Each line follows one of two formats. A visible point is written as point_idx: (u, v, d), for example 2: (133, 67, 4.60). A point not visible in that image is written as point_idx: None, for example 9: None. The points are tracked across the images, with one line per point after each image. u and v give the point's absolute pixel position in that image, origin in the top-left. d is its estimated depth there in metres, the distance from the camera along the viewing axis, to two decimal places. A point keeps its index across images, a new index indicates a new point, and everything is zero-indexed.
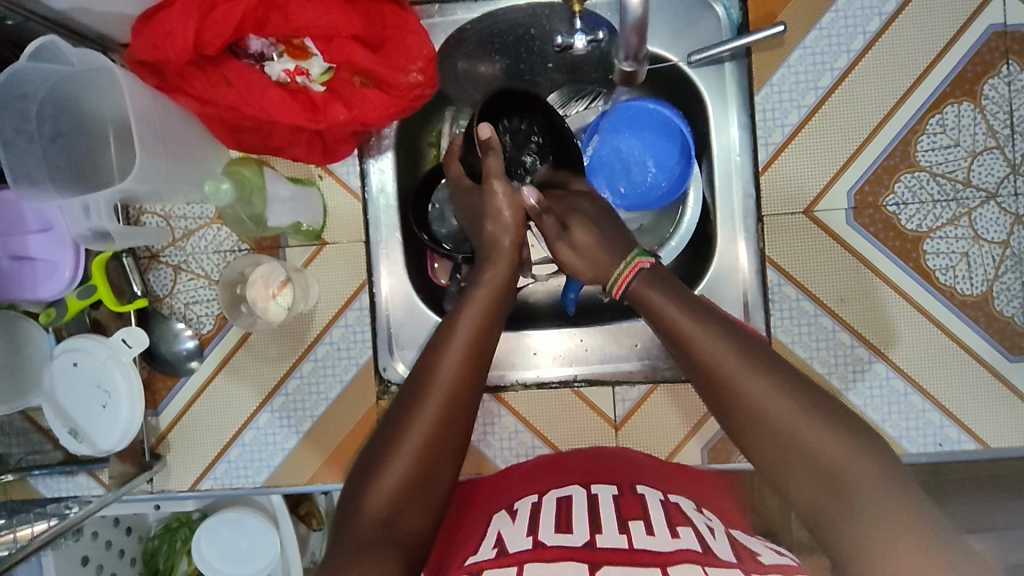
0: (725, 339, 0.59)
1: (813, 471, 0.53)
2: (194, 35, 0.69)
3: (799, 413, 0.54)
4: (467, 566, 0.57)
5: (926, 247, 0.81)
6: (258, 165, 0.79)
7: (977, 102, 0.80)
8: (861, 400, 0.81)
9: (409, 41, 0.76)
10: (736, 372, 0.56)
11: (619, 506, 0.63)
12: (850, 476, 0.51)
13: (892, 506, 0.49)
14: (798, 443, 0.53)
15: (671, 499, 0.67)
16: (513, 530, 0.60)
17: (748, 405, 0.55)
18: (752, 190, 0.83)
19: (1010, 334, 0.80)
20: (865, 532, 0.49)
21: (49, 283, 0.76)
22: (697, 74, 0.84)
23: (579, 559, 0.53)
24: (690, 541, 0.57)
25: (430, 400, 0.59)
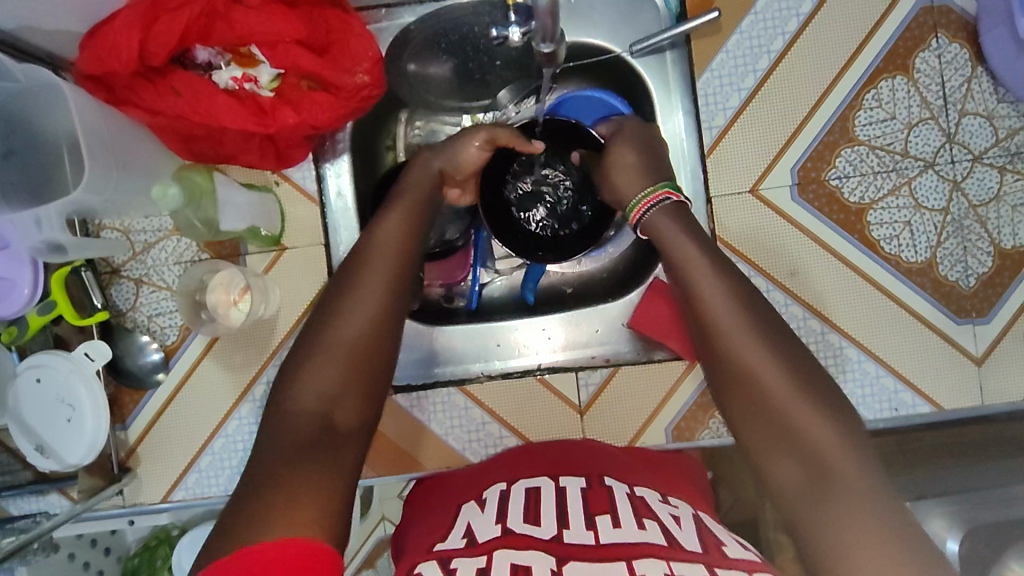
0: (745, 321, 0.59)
1: (798, 456, 0.53)
2: (138, 46, 0.70)
3: (801, 403, 0.55)
4: (433, 552, 0.58)
5: (870, 218, 0.83)
6: (209, 171, 0.79)
7: (909, 76, 0.83)
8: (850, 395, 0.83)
9: (354, 45, 0.78)
10: (746, 350, 0.57)
11: (587, 501, 0.64)
12: (827, 457, 0.53)
13: (864, 508, 0.50)
14: (786, 427, 0.54)
15: (637, 492, 0.67)
16: (483, 518, 0.61)
17: (754, 382, 0.56)
18: (699, 172, 0.85)
19: (956, 297, 0.82)
20: (838, 530, 0.50)
21: (6, 302, 0.75)
22: (641, 64, 0.87)
23: (547, 552, 0.55)
24: (656, 533, 0.58)
25: (346, 324, 0.58)
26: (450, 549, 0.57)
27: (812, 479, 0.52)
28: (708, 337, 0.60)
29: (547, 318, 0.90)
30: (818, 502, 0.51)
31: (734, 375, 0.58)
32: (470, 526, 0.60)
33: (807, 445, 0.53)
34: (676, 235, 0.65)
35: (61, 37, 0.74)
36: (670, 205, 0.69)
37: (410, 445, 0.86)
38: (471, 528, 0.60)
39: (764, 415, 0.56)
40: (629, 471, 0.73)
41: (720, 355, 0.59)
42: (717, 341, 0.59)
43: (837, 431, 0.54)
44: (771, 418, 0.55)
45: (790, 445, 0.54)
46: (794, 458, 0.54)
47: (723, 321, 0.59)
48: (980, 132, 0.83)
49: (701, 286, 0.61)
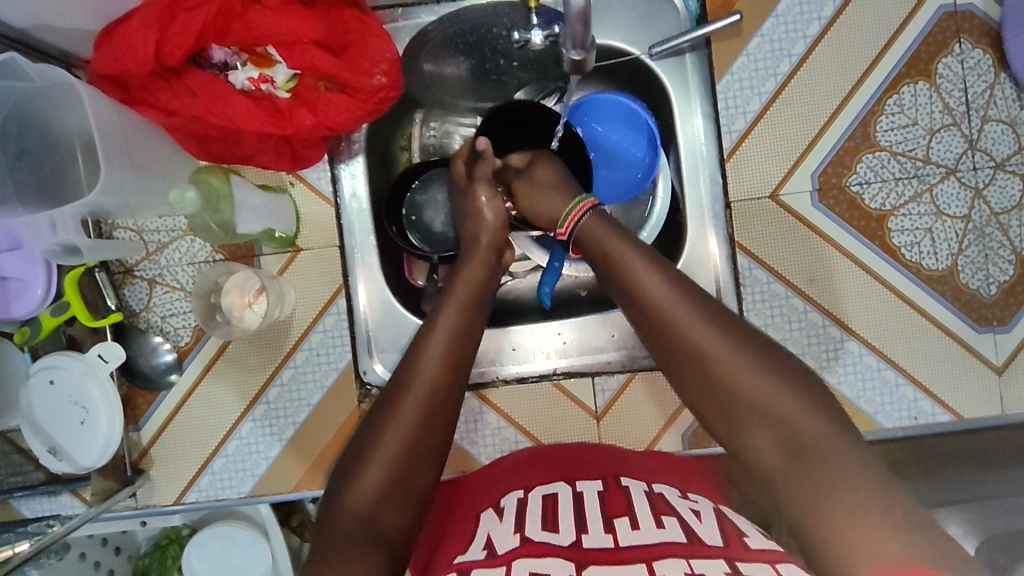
0: (682, 301, 0.61)
1: (765, 424, 0.55)
2: (155, 46, 0.69)
3: (752, 370, 0.56)
4: (455, 566, 0.57)
5: (891, 225, 0.82)
6: (225, 172, 0.78)
7: (932, 81, 0.82)
8: (853, 392, 0.82)
9: (373, 46, 0.77)
10: (693, 330, 0.59)
11: (604, 503, 0.63)
12: (813, 441, 0.53)
13: (852, 482, 0.50)
14: (769, 415, 0.55)
15: (656, 489, 0.67)
16: (501, 528, 0.61)
17: (705, 359, 0.58)
18: (719, 177, 0.84)
19: (977, 306, 0.82)
20: (830, 508, 0.50)
21: (21, 302, 0.75)
22: (659, 66, 0.85)
23: (567, 559, 0.54)
24: (674, 531, 0.57)
25: (412, 390, 0.60)
26: (470, 561, 0.56)
27: (784, 450, 0.54)
28: (649, 324, 0.62)
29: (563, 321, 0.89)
30: (793, 471, 0.53)
31: (684, 357, 0.59)
32: (489, 536, 0.60)
33: (769, 412, 0.55)
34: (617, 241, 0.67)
35: (76, 36, 0.74)
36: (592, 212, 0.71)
37: None
38: (491, 539, 0.59)
39: (720, 390, 0.57)
40: (644, 472, 0.72)
41: (668, 339, 0.60)
42: (662, 324, 0.61)
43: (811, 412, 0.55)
44: (729, 393, 0.57)
45: (755, 415, 0.55)
46: (760, 427, 0.55)
47: (665, 305, 0.61)
48: (1003, 139, 0.82)
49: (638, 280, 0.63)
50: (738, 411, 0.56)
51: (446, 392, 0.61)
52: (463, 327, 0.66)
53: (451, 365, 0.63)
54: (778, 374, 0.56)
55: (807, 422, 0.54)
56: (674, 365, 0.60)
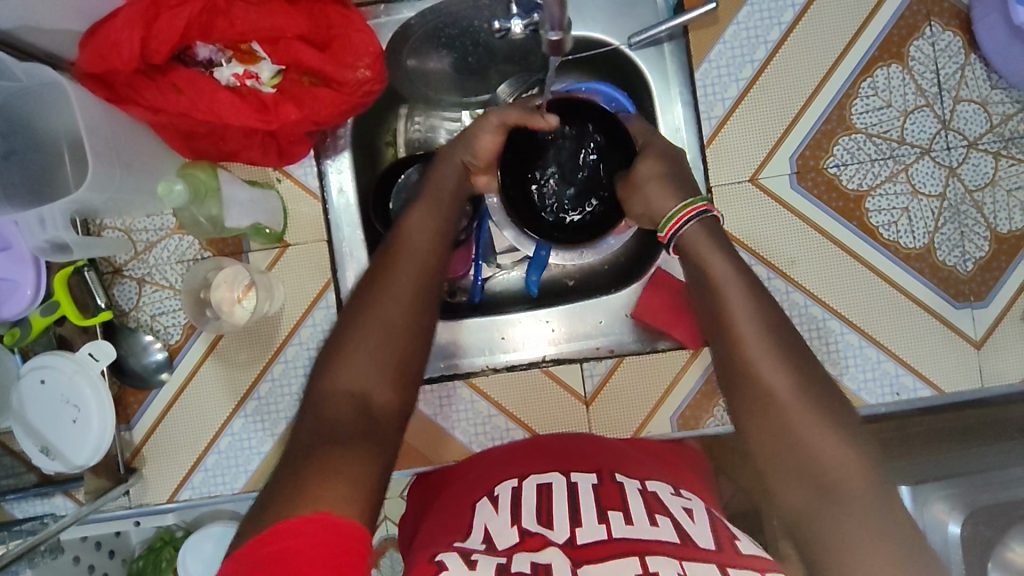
0: (758, 330, 0.56)
1: (803, 472, 0.51)
2: (140, 44, 0.69)
3: (806, 416, 0.52)
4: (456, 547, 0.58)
5: (868, 205, 0.84)
6: (212, 168, 0.78)
7: (904, 64, 0.84)
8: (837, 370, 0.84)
9: (355, 40, 0.77)
10: (758, 360, 0.54)
11: (599, 497, 0.63)
12: (835, 475, 0.50)
13: (869, 523, 0.48)
14: (796, 437, 0.52)
15: (649, 488, 0.67)
16: (498, 519, 0.61)
17: (764, 397, 0.54)
18: (700, 163, 0.86)
19: (954, 282, 0.84)
20: (840, 540, 0.49)
21: (11, 302, 0.76)
22: (639, 56, 0.87)
23: (564, 554, 0.55)
24: (668, 530, 0.58)
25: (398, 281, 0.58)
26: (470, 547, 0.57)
27: (820, 496, 0.50)
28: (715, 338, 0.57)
29: (550, 309, 0.90)
30: (826, 518, 0.50)
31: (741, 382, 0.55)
32: (486, 527, 0.60)
33: (813, 461, 0.51)
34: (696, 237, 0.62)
35: (61, 37, 0.75)
36: (708, 218, 0.64)
37: (417, 439, 0.87)
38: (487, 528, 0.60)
39: (768, 427, 0.53)
40: (639, 467, 0.72)
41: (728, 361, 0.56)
42: (729, 346, 0.56)
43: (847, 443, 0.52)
44: (775, 429, 0.53)
45: (798, 460, 0.52)
46: (801, 474, 0.51)
47: (739, 326, 0.56)
48: (975, 118, 0.84)
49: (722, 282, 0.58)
50: (783, 453, 0.52)
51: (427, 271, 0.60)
52: (430, 227, 0.64)
53: (431, 246, 0.62)
54: (834, 424, 0.52)
55: (851, 477, 0.50)
56: (733, 379, 0.56)
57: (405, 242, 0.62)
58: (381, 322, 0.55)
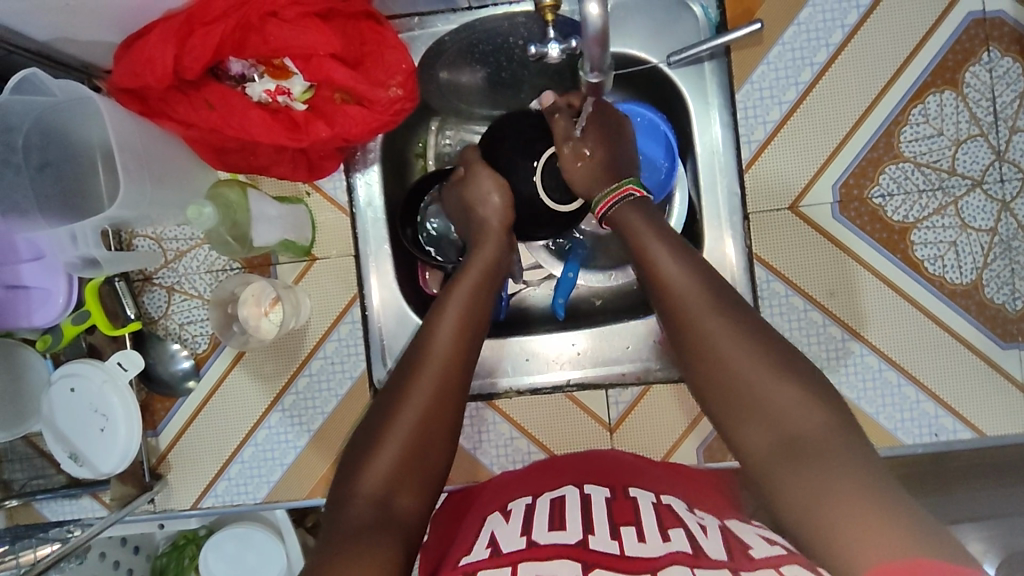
0: (702, 294, 0.61)
1: (764, 423, 0.55)
2: (173, 60, 0.69)
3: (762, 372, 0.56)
4: (461, 566, 0.56)
5: (914, 237, 0.81)
6: (242, 188, 0.77)
7: (958, 90, 0.80)
8: (872, 407, 0.81)
9: (388, 57, 0.75)
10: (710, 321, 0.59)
11: (611, 511, 0.61)
12: (808, 438, 0.53)
13: (843, 475, 0.51)
14: (758, 402, 0.55)
15: (663, 500, 0.66)
16: (507, 530, 0.60)
17: (713, 356, 0.58)
18: (737, 186, 0.83)
19: (1002, 321, 0.80)
20: (822, 498, 0.50)
21: (43, 311, 0.77)
22: (677, 74, 0.84)
23: (573, 559, 0.52)
24: (681, 543, 0.54)
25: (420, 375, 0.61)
26: (475, 561, 0.55)
27: (781, 446, 0.54)
28: (664, 318, 0.62)
29: (578, 334, 0.88)
30: (796, 473, 0.52)
31: (691, 349, 0.60)
32: (494, 536, 0.59)
33: (776, 414, 0.55)
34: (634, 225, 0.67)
35: (98, 48, 0.76)
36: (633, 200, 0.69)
37: None
38: (497, 538, 0.58)
39: (729, 394, 0.57)
40: (654, 482, 0.71)
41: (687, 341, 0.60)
42: (679, 318, 0.61)
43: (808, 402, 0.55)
44: (734, 392, 0.56)
45: (758, 410, 0.55)
46: (761, 425, 0.55)
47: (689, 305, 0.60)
48: None
49: (665, 265, 0.63)
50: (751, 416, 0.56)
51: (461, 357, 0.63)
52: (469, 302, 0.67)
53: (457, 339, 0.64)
54: (797, 381, 0.56)
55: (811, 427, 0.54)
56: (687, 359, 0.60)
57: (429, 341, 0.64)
58: (432, 380, 0.61)
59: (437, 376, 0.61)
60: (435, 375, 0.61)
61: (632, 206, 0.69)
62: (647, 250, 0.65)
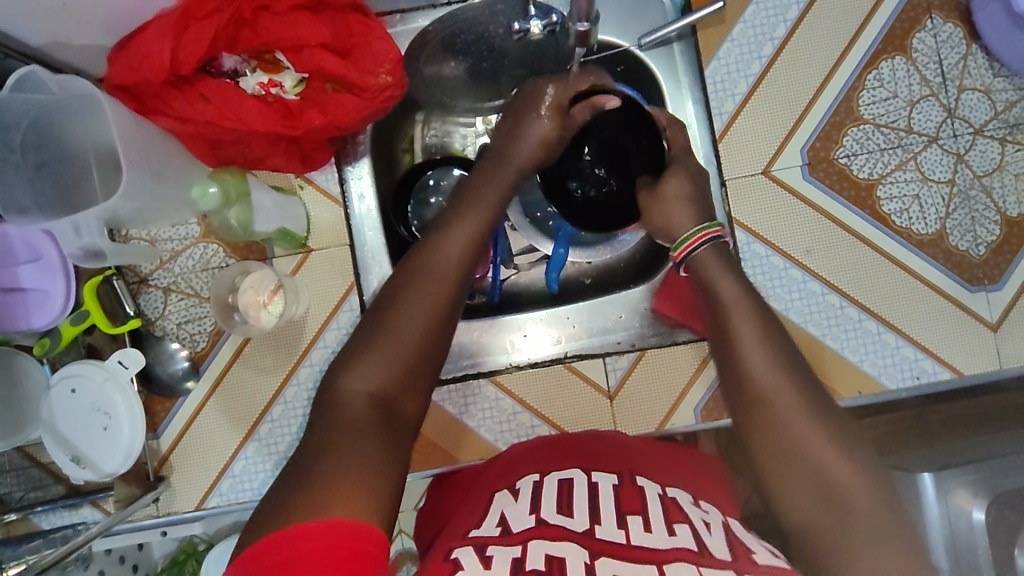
0: (757, 330, 0.60)
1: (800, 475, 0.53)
2: (170, 54, 0.71)
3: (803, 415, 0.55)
4: (468, 539, 0.54)
5: (880, 193, 0.86)
6: (242, 173, 0.79)
7: (908, 56, 0.86)
8: (856, 356, 0.85)
9: (375, 46, 0.78)
10: (760, 363, 0.57)
11: (618, 500, 0.60)
12: (850, 494, 0.51)
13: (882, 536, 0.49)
14: (799, 447, 0.53)
15: (670, 493, 0.63)
16: (516, 507, 0.58)
17: (766, 402, 0.56)
18: (713, 156, 0.87)
19: (967, 266, 0.85)
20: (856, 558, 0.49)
21: (41, 312, 0.77)
22: (648, 56, 0.89)
23: (581, 546, 0.51)
24: (685, 539, 0.54)
25: (424, 288, 0.57)
26: (485, 535, 0.54)
27: (827, 504, 0.51)
28: (721, 350, 0.60)
29: (574, 308, 0.91)
30: (837, 526, 0.50)
31: (742, 387, 0.58)
32: (504, 514, 0.57)
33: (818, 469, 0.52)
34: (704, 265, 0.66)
35: (90, 53, 0.78)
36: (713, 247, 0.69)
37: (448, 439, 0.88)
38: (507, 516, 0.57)
39: (774, 433, 0.55)
40: (657, 469, 0.69)
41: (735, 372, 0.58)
42: (735, 353, 0.59)
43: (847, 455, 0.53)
44: (777, 432, 0.54)
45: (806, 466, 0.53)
46: (801, 480, 0.53)
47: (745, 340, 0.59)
48: (979, 106, 0.86)
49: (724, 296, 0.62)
50: (793, 461, 0.53)
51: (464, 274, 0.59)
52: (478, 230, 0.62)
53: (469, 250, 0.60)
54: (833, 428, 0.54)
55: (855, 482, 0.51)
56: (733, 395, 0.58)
57: (432, 257, 0.59)
58: (434, 294, 0.57)
59: (442, 287, 0.57)
60: (439, 281, 0.57)
61: (706, 249, 0.68)
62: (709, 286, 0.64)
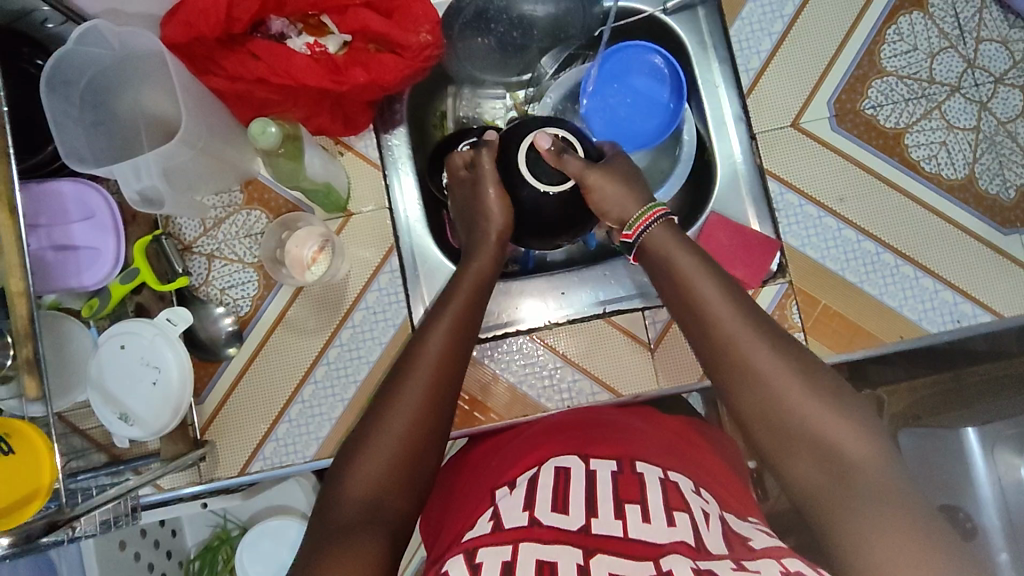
0: (737, 314, 0.58)
1: (819, 459, 0.52)
2: (226, 10, 0.75)
3: (797, 388, 0.54)
4: (465, 542, 0.57)
5: (907, 141, 0.88)
6: (295, 123, 0.81)
7: (925, 11, 0.89)
8: (895, 301, 0.86)
9: (415, 8, 0.82)
10: (747, 343, 0.57)
11: (616, 487, 0.61)
12: (856, 465, 0.51)
13: (889, 505, 0.49)
14: (797, 425, 0.53)
15: (671, 477, 0.65)
16: (510, 500, 0.60)
17: (759, 374, 0.56)
18: (741, 112, 0.91)
19: (999, 210, 0.86)
20: (862, 527, 0.49)
21: (92, 270, 0.78)
22: (674, 21, 0.94)
23: (575, 546, 0.53)
24: (685, 530, 0.56)
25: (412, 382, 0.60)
26: (477, 537, 0.56)
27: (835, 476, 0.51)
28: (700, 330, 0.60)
29: (611, 263, 0.92)
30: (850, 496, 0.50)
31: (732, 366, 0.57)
32: (497, 509, 0.59)
33: (822, 443, 0.52)
34: (670, 246, 0.65)
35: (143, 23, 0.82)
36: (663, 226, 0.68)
37: (491, 398, 0.88)
38: (499, 510, 0.59)
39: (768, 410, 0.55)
40: (659, 451, 0.70)
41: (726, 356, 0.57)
42: (719, 332, 0.58)
43: (847, 420, 0.53)
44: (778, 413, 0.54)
45: (808, 443, 0.53)
46: (811, 457, 0.53)
47: (722, 315, 0.59)
48: (998, 56, 0.88)
49: (696, 277, 0.61)
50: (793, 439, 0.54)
51: (449, 372, 0.61)
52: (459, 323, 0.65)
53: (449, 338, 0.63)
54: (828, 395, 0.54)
55: (857, 449, 0.52)
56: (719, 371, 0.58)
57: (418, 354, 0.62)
58: (417, 393, 0.59)
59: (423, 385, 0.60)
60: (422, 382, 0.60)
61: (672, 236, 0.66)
62: (676, 266, 0.63)
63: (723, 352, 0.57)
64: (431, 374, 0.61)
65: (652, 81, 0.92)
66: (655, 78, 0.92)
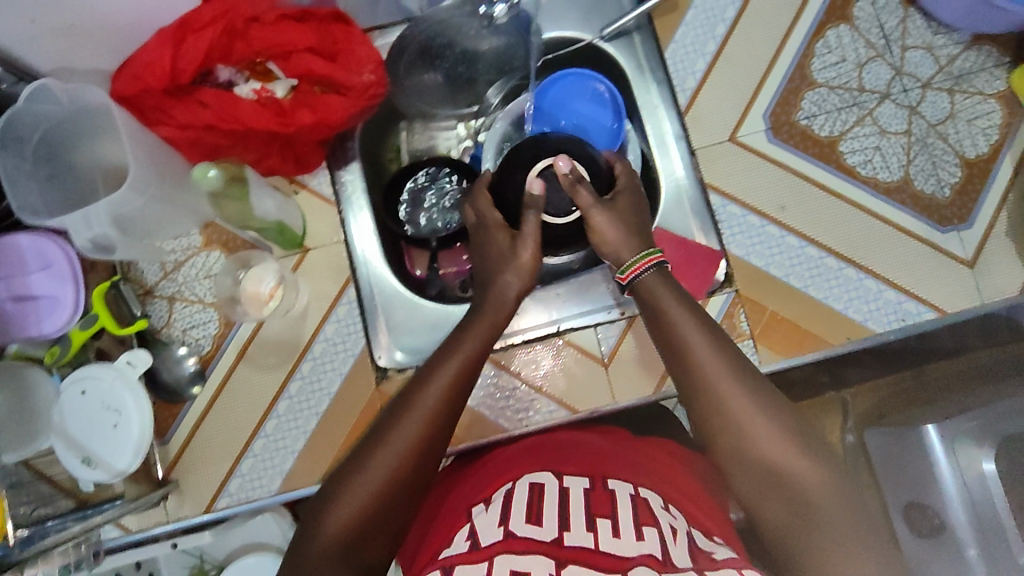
0: (716, 348, 0.63)
1: (784, 497, 0.57)
2: (170, 61, 0.79)
3: (766, 422, 0.59)
4: (440, 559, 0.59)
5: (842, 148, 0.91)
6: (240, 163, 0.84)
7: (851, 23, 0.93)
8: (840, 304, 0.88)
9: (357, 51, 0.86)
10: (719, 376, 0.61)
11: (588, 502, 0.63)
12: (816, 499, 0.56)
13: (850, 537, 0.54)
14: (761, 457, 0.58)
15: (642, 493, 0.66)
16: (486, 516, 0.62)
17: (732, 407, 0.60)
18: (682, 130, 0.93)
19: (936, 209, 0.89)
20: (823, 556, 0.54)
21: (51, 319, 0.81)
22: (612, 47, 0.96)
23: (546, 554, 0.55)
24: (653, 544, 0.58)
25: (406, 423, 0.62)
26: (451, 556, 0.58)
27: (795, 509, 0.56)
28: (679, 361, 0.64)
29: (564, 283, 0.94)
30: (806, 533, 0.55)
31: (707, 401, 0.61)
32: (474, 526, 0.61)
33: (788, 474, 0.57)
34: (656, 289, 0.69)
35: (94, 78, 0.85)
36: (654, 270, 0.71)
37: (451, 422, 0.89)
38: (476, 529, 0.60)
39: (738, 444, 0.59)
40: (630, 467, 0.72)
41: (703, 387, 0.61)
42: (697, 363, 0.62)
43: (808, 454, 0.58)
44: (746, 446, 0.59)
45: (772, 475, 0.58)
46: (774, 491, 0.58)
47: (700, 350, 0.63)
48: (924, 62, 0.91)
49: (676, 312, 0.66)
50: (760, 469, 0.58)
51: (440, 419, 0.63)
52: (456, 366, 0.66)
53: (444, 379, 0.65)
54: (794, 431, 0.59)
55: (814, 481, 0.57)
56: (699, 402, 0.62)
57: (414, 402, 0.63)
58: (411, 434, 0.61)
59: (413, 433, 0.61)
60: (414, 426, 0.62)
61: (658, 275, 0.70)
62: (661, 305, 0.68)
63: (700, 390, 0.62)
64: (424, 420, 0.62)
65: (594, 106, 0.95)
66: (598, 104, 0.95)
